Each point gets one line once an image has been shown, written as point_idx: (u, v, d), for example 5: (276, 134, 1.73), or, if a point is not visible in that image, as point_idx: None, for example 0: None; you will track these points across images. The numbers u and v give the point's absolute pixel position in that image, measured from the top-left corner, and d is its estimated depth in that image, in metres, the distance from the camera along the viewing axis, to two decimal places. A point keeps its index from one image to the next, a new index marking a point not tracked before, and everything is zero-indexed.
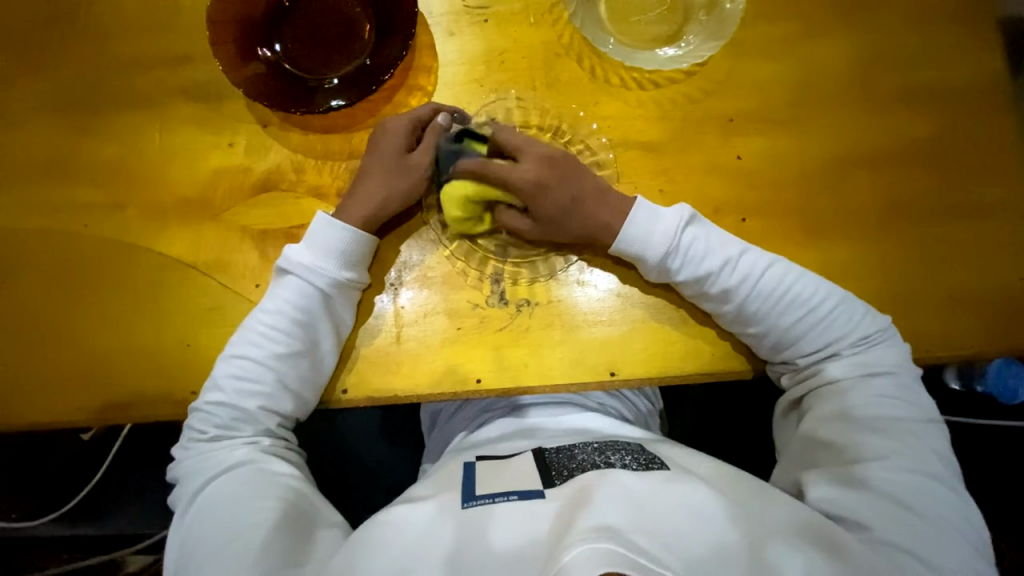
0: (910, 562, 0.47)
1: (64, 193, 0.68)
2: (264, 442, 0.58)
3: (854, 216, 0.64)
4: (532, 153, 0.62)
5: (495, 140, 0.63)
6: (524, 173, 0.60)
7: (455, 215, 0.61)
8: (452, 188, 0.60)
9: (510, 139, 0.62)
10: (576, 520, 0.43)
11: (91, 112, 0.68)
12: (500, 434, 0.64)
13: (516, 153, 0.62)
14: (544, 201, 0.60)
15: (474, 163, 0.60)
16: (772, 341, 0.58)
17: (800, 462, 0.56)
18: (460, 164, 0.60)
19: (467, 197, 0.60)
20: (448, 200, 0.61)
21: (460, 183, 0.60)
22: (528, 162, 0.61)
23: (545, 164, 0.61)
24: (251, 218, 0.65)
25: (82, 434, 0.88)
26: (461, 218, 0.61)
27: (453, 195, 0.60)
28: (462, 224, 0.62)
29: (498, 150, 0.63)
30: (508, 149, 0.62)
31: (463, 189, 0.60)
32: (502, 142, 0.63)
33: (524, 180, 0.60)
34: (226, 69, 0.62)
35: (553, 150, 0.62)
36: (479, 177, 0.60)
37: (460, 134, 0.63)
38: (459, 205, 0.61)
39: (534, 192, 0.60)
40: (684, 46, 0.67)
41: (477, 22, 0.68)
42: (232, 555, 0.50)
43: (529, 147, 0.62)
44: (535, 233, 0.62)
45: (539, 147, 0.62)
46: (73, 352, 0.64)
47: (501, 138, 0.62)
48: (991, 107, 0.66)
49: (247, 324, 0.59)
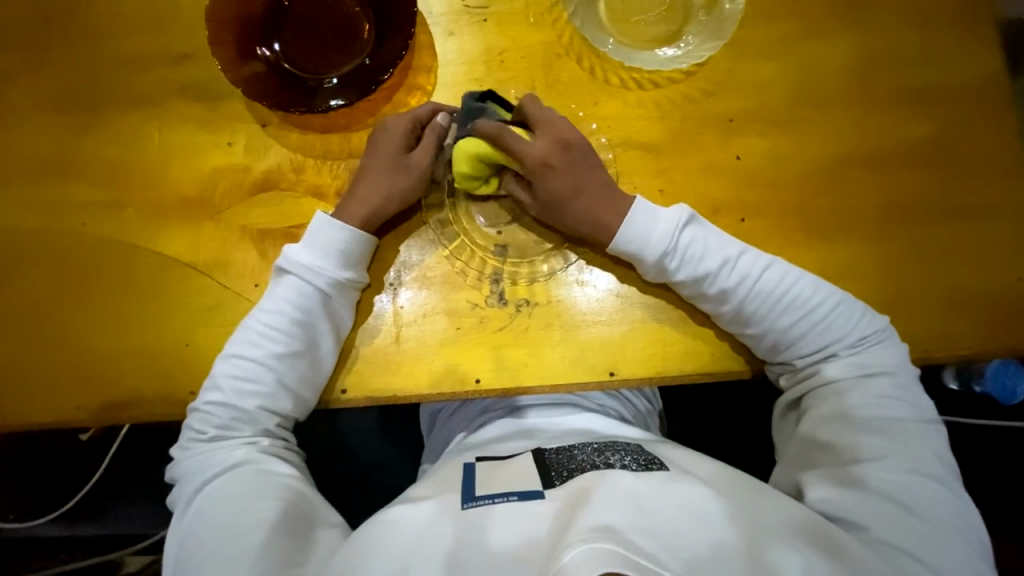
0: (910, 562, 0.47)
1: (63, 192, 0.67)
2: (264, 442, 0.58)
3: (853, 216, 0.65)
4: (550, 132, 0.61)
5: (519, 109, 0.63)
6: (535, 150, 0.60)
7: (462, 172, 0.61)
8: (468, 143, 0.60)
9: (535, 112, 0.62)
10: (576, 520, 0.43)
11: (90, 111, 0.68)
12: (500, 435, 0.64)
13: (534, 128, 0.62)
14: (547, 180, 0.61)
15: (495, 125, 0.59)
16: (770, 342, 0.58)
17: (799, 463, 0.56)
18: (479, 122, 0.60)
19: (478, 157, 0.60)
20: (460, 154, 0.60)
21: (476, 141, 0.60)
22: (543, 140, 0.61)
23: (559, 144, 0.61)
24: (251, 218, 0.65)
25: (81, 435, 0.89)
26: (467, 175, 0.61)
27: (466, 150, 0.60)
28: (465, 182, 0.62)
29: (519, 120, 0.63)
30: (529, 123, 0.62)
31: (478, 147, 0.60)
32: (526, 112, 0.62)
33: (533, 156, 0.60)
34: (226, 68, 0.62)
35: (572, 133, 0.62)
36: (495, 141, 0.59)
37: (486, 95, 0.63)
38: (469, 161, 0.60)
39: (540, 169, 0.60)
40: (684, 46, 0.67)
41: (477, 21, 0.68)
42: (232, 556, 0.50)
43: (552, 125, 0.62)
44: (530, 206, 0.63)
45: (561, 125, 0.62)
46: (73, 352, 0.64)
47: (528, 110, 0.62)
48: (991, 108, 0.67)
49: (246, 324, 0.59)
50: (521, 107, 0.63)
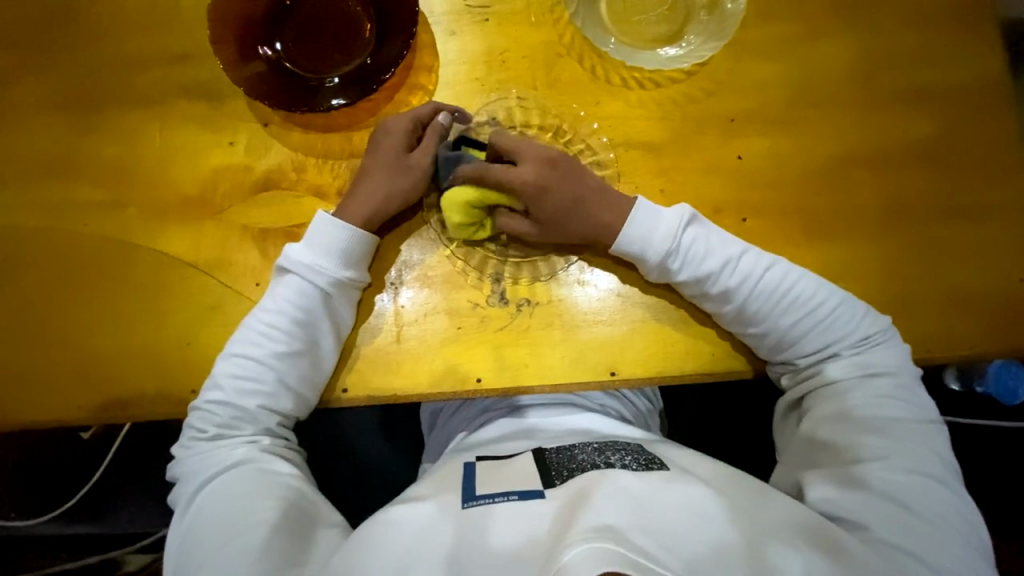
0: (911, 562, 0.47)
1: (65, 191, 0.67)
2: (264, 442, 0.58)
3: (854, 216, 0.65)
4: (531, 157, 0.61)
5: (492, 145, 0.63)
6: (524, 174, 0.60)
7: (458, 222, 0.61)
8: (454, 194, 0.60)
9: (508, 141, 0.62)
10: (576, 520, 0.43)
11: (92, 110, 0.68)
12: (500, 434, 0.64)
13: (514, 157, 0.62)
14: (545, 203, 0.60)
15: (474, 167, 0.60)
16: (772, 341, 0.58)
17: (800, 463, 0.56)
18: (461, 171, 0.60)
19: (469, 203, 0.60)
20: (449, 206, 0.60)
21: (461, 189, 0.60)
22: (527, 163, 0.61)
23: (544, 168, 0.61)
24: (251, 217, 0.65)
25: (82, 433, 0.89)
26: (463, 224, 0.61)
27: (455, 200, 0.60)
28: (463, 231, 0.62)
29: (496, 155, 0.63)
30: (506, 154, 0.62)
31: (466, 196, 0.60)
32: (500, 146, 0.62)
33: (524, 183, 0.60)
34: (227, 68, 0.62)
35: (552, 151, 0.62)
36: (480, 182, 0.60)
37: (458, 141, 0.64)
38: (462, 210, 0.60)
39: (535, 194, 0.60)
40: (685, 45, 0.67)
41: (478, 21, 0.68)
42: (232, 554, 0.50)
43: (527, 149, 0.62)
44: (535, 236, 0.62)
45: (537, 148, 0.62)
46: (74, 351, 0.64)
47: (499, 142, 0.62)
48: (992, 107, 0.66)
49: (247, 323, 0.59)
50: (491, 142, 0.63)
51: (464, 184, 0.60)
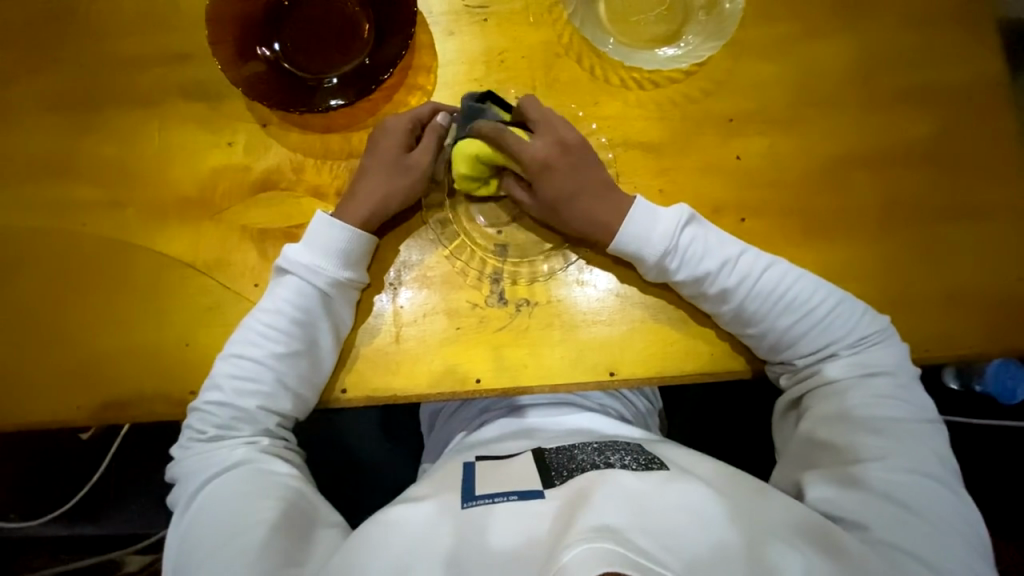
0: (910, 562, 0.47)
1: (64, 191, 0.67)
2: (264, 442, 0.58)
3: (853, 216, 0.65)
4: (550, 133, 0.61)
5: (520, 110, 0.63)
6: (534, 150, 0.60)
7: (462, 172, 0.61)
8: (468, 144, 0.60)
9: (534, 112, 0.62)
10: (576, 520, 0.43)
11: (91, 111, 0.68)
12: (499, 434, 0.64)
13: (535, 128, 0.62)
14: (547, 181, 0.60)
15: (493, 125, 0.60)
16: (770, 341, 0.58)
17: (799, 463, 0.56)
18: (478, 123, 0.60)
19: (478, 158, 0.60)
20: (460, 154, 0.61)
21: (474, 142, 0.60)
22: (543, 140, 0.61)
23: (559, 145, 0.61)
24: (250, 217, 0.65)
25: (82, 434, 0.88)
26: (467, 176, 0.62)
27: (467, 151, 0.60)
28: (466, 183, 0.62)
29: (520, 121, 0.63)
30: (529, 123, 0.62)
31: (477, 148, 0.60)
32: (527, 113, 0.62)
33: (533, 158, 0.60)
34: (225, 68, 0.62)
35: (572, 134, 0.62)
36: (494, 141, 0.59)
37: (486, 96, 0.63)
38: (468, 163, 0.61)
39: (540, 170, 0.60)
40: (684, 45, 0.67)
41: (477, 21, 0.68)
42: (232, 555, 0.50)
43: (551, 125, 0.62)
44: (531, 206, 0.62)
45: (559, 127, 0.62)
46: (73, 352, 0.64)
47: (529, 109, 0.62)
48: (991, 107, 0.66)
49: (246, 324, 0.59)
50: (520, 107, 0.63)
51: (478, 138, 0.60)
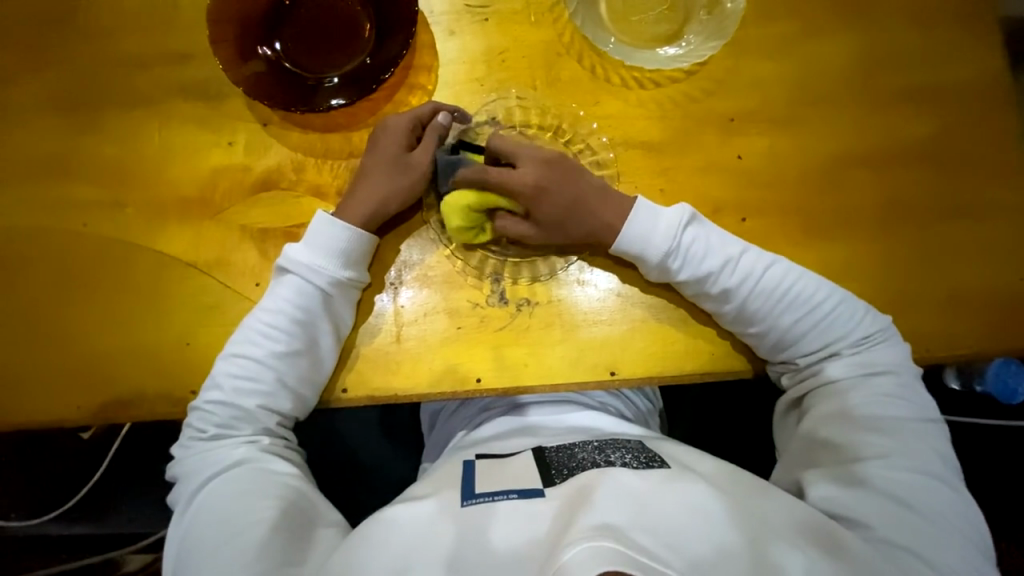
0: (912, 560, 0.47)
1: (64, 191, 0.67)
2: (264, 442, 0.58)
3: (854, 215, 0.64)
4: (530, 158, 0.61)
5: (489, 148, 0.63)
6: (524, 177, 0.60)
7: (458, 224, 0.60)
8: (454, 198, 0.60)
9: (506, 146, 0.62)
10: (578, 518, 0.43)
11: (92, 111, 0.68)
12: (499, 433, 0.63)
13: (513, 159, 0.62)
14: (545, 204, 0.60)
15: (474, 172, 0.60)
16: (772, 340, 0.58)
17: (799, 462, 0.56)
18: (459, 175, 0.60)
19: (470, 207, 0.60)
20: (449, 210, 0.60)
21: (461, 193, 0.60)
22: (527, 165, 0.61)
23: (544, 168, 0.61)
24: (251, 217, 0.65)
25: (82, 433, 0.88)
26: (464, 228, 0.61)
27: (455, 204, 0.60)
28: (463, 234, 0.61)
29: (494, 158, 0.63)
30: (503, 157, 0.62)
31: (466, 198, 0.59)
32: (500, 149, 0.62)
33: (524, 184, 0.60)
34: (226, 67, 0.62)
35: (550, 153, 0.62)
36: (479, 184, 0.60)
37: (457, 146, 0.64)
38: (460, 213, 0.60)
39: (535, 194, 0.60)
40: (684, 44, 0.67)
41: (478, 21, 0.68)
42: (232, 554, 0.50)
43: (524, 152, 0.62)
44: (536, 236, 0.61)
45: (535, 151, 0.62)
46: (73, 351, 0.64)
47: (496, 145, 0.62)
48: (991, 107, 0.66)
49: (247, 323, 0.59)
50: (490, 145, 0.63)
51: (463, 187, 0.60)
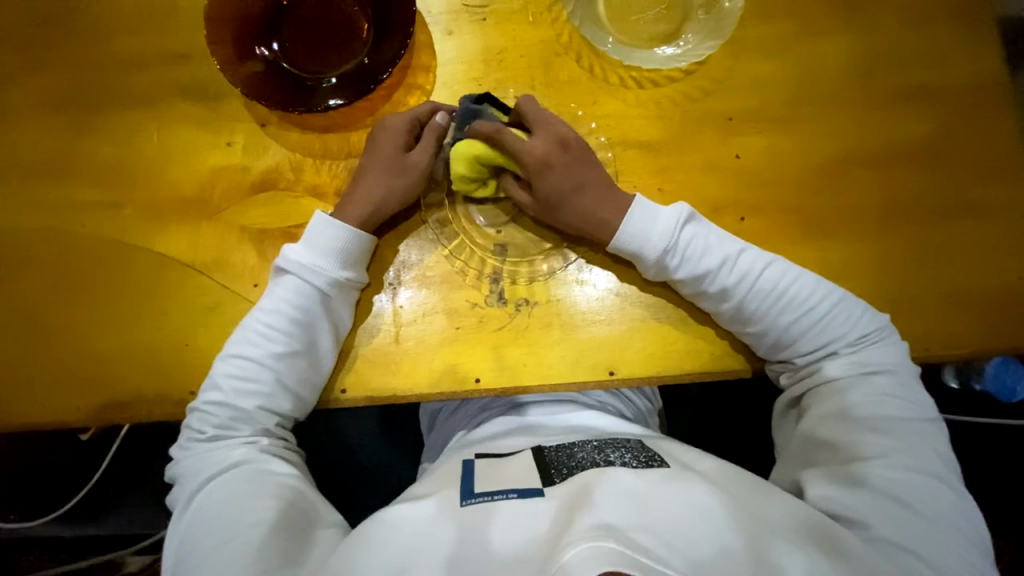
0: (911, 560, 0.47)
1: (63, 192, 0.67)
2: (263, 442, 0.58)
3: (853, 215, 0.64)
4: (550, 131, 0.61)
5: (518, 108, 0.62)
6: (534, 148, 0.60)
7: (461, 172, 0.61)
8: (464, 144, 0.60)
9: (533, 110, 0.62)
10: (578, 517, 0.43)
11: (90, 112, 0.68)
12: (499, 433, 0.63)
13: (533, 127, 0.62)
14: (545, 180, 0.60)
15: (491, 126, 0.60)
16: (771, 340, 0.58)
17: (799, 461, 0.56)
18: (478, 124, 0.60)
19: (477, 158, 0.60)
20: (456, 156, 0.61)
21: (472, 141, 0.60)
22: (541, 139, 0.61)
23: (558, 142, 0.61)
24: (250, 217, 0.65)
25: (81, 435, 0.88)
26: (466, 177, 0.61)
27: (464, 150, 0.60)
28: (465, 184, 0.62)
29: (519, 120, 0.63)
30: (527, 122, 0.62)
31: (474, 148, 0.60)
32: (525, 113, 0.62)
33: (532, 156, 0.60)
34: (225, 68, 0.62)
35: (570, 133, 0.62)
36: (493, 140, 0.60)
37: (484, 98, 0.63)
38: (467, 161, 0.60)
39: (539, 168, 0.60)
40: (684, 44, 0.67)
41: (476, 20, 0.68)
42: (232, 555, 0.50)
43: (548, 122, 0.62)
44: (531, 207, 0.62)
45: (558, 124, 0.62)
46: (73, 353, 0.64)
47: (525, 109, 0.62)
48: (990, 107, 0.66)
49: (246, 323, 0.59)
50: (519, 106, 0.62)
51: (478, 138, 0.60)
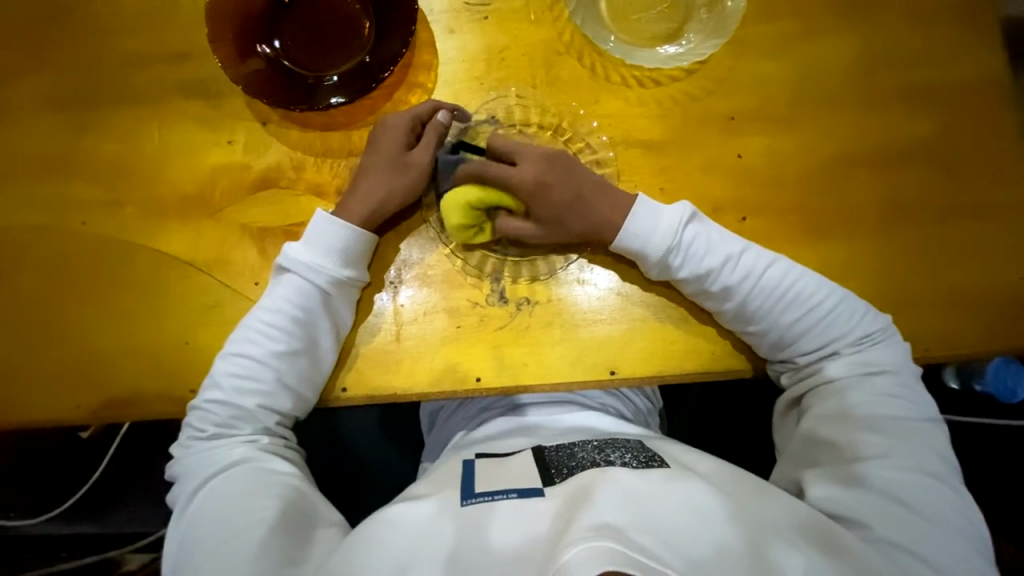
0: (911, 561, 0.47)
1: (64, 189, 0.67)
2: (263, 441, 0.58)
3: (854, 215, 0.64)
4: (531, 155, 0.62)
5: (490, 148, 0.63)
6: (523, 173, 0.61)
7: (457, 223, 0.60)
8: (455, 195, 0.60)
9: (505, 146, 0.62)
10: (578, 518, 0.43)
11: (91, 109, 0.68)
12: (499, 433, 0.63)
13: (513, 158, 0.62)
14: (544, 201, 0.60)
15: (474, 167, 0.61)
16: (773, 338, 0.58)
17: (800, 461, 0.56)
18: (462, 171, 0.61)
19: (470, 203, 0.60)
20: (449, 207, 0.60)
21: (462, 189, 0.60)
22: (528, 162, 0.61)
23: (544, 164, 0.61)
24: (251, 215, 0.65)
25: (81, 432, 0.88)
26: (463, 226, 0.61)
27: (457, 201, 0.60)
28: (463, 233, 0.61)
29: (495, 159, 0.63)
30: (504, 156, 0.63)
31: (469, 194, 0.60)
32: (499, 149, 0.63)
33: (526, 180, 0.60)
34: (225, 65, 0.62)
35: (551, 151, 0.62)
36: (481, 179, 0.60)
37: (457, 146, 0.64)
38: (462, 211, 0.60)
39: (535, 190, 0.60)
40: (685, 43, 0.67)
41: (477, 19, 0.68)
42: (232, 553, 0.50)
43: (525, 149, 0.62)
44: (540, 237, 0.61)
45: (535, 149, 0.62)
46: (72, 351, 0.64)
47: (497, 146, 0.63)
48: (992, 107, 0.66)
49: (247, 321, 0.59)
50: (490, 147, 0.63)
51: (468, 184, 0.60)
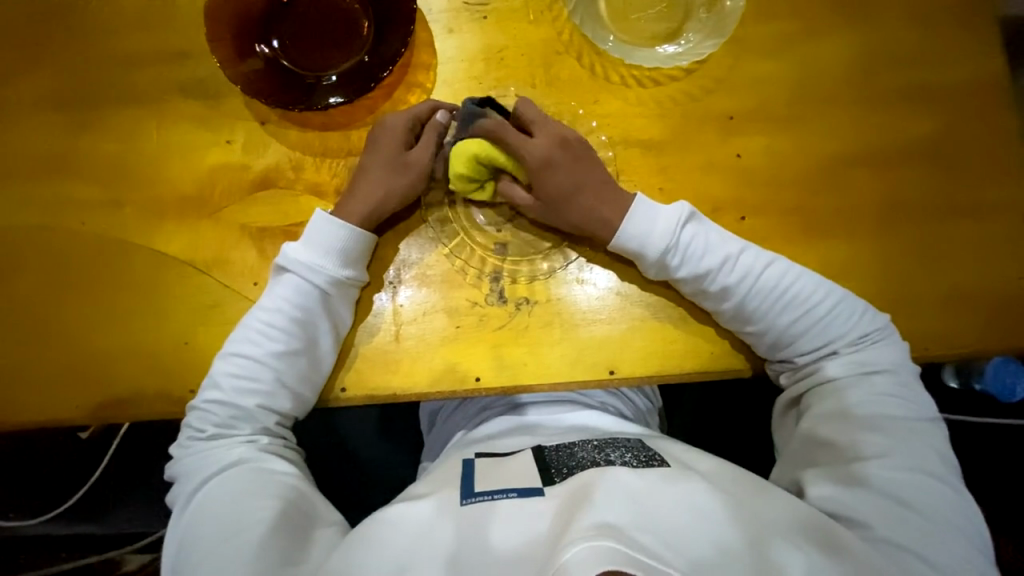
0: (911, 560, 0.47)
1: (63, 189, 0.67)
2: (263, 442, 0.58)
3: (853, 214, 0.64)
4: (551, 132, 0.61)
5: (516, 112, 0.62)
6: (536, 147, 0.60)
7: (461, 173, 0.60)
8: (469, 145, 0.60)
9: (530, 113, 0.62)
10: (578, 517, 0.43)
11: (90, 109, 0.68)
12: (499, 433, 0.63)
13: (532, 128, 0.62)
14: (549, 178, 0.60)
15: (496, 125, 0.60)
16: (772, 339, 0.58)
17: (799, 461, 0.56)
18: (480, 124, 0.60)
19: (479, 159, 0.60)
20: (459, 155, 0.60)
21: (472, 141, 0.60)
22: (544, 138, 0.61)
23: (560, 141, 0.61)
24: (250, 215, 0.65)
25: (81, 433, 0.88)
26: (465, 178, 0.61)
27: (469, 152, 0.60)
28: (464, 185, 0.61)
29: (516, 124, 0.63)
30: (526, 124, 0.62)
31: (482, 150, 0.60)
32: (523, 115, 0.62)
33: (535, 155, 0.60)
34: (224, 65, 0.62)
35: (572, 132, 0.62)
36: (496, 140, 0.60)
37: (486, 101, 0.63)
38: (468, 163, 0.60)
39: (540, 168, 0.60)
40: (684, 43, 0.67)
41: (476, 18, 0.68)
42: (231, 554, 0.50)
43: (546, 124, 0.62)
44: (534, 210, 0.62)
45: (556, 125, 0.62)
46: (72, 351, 0.64)
47: (522, 111, 0.62)
48: (991, 107, 0.66)
49: (246, 322, 0.59)
50: (517, 108, 0.62)
51: (483, 140, 0.60)
